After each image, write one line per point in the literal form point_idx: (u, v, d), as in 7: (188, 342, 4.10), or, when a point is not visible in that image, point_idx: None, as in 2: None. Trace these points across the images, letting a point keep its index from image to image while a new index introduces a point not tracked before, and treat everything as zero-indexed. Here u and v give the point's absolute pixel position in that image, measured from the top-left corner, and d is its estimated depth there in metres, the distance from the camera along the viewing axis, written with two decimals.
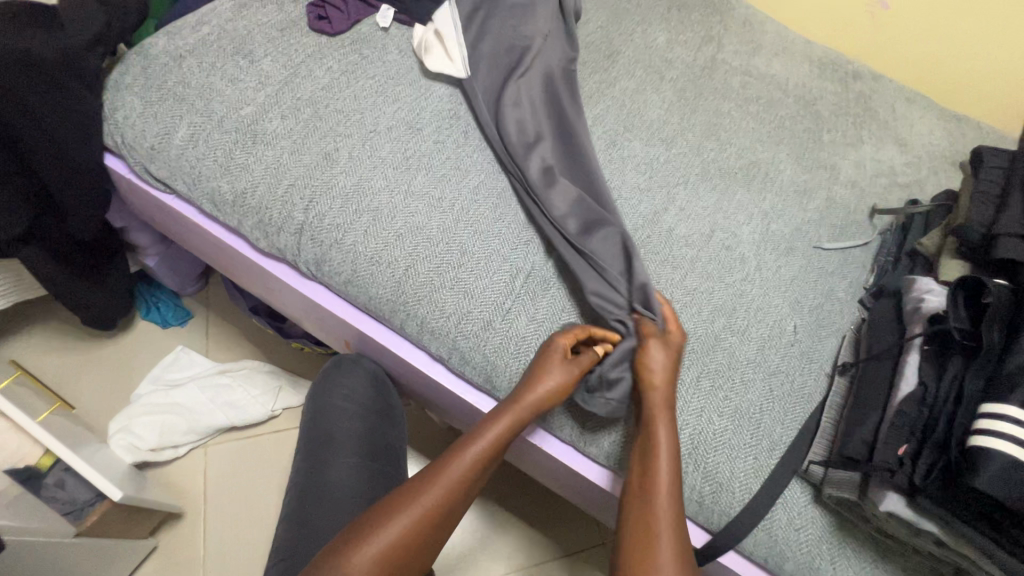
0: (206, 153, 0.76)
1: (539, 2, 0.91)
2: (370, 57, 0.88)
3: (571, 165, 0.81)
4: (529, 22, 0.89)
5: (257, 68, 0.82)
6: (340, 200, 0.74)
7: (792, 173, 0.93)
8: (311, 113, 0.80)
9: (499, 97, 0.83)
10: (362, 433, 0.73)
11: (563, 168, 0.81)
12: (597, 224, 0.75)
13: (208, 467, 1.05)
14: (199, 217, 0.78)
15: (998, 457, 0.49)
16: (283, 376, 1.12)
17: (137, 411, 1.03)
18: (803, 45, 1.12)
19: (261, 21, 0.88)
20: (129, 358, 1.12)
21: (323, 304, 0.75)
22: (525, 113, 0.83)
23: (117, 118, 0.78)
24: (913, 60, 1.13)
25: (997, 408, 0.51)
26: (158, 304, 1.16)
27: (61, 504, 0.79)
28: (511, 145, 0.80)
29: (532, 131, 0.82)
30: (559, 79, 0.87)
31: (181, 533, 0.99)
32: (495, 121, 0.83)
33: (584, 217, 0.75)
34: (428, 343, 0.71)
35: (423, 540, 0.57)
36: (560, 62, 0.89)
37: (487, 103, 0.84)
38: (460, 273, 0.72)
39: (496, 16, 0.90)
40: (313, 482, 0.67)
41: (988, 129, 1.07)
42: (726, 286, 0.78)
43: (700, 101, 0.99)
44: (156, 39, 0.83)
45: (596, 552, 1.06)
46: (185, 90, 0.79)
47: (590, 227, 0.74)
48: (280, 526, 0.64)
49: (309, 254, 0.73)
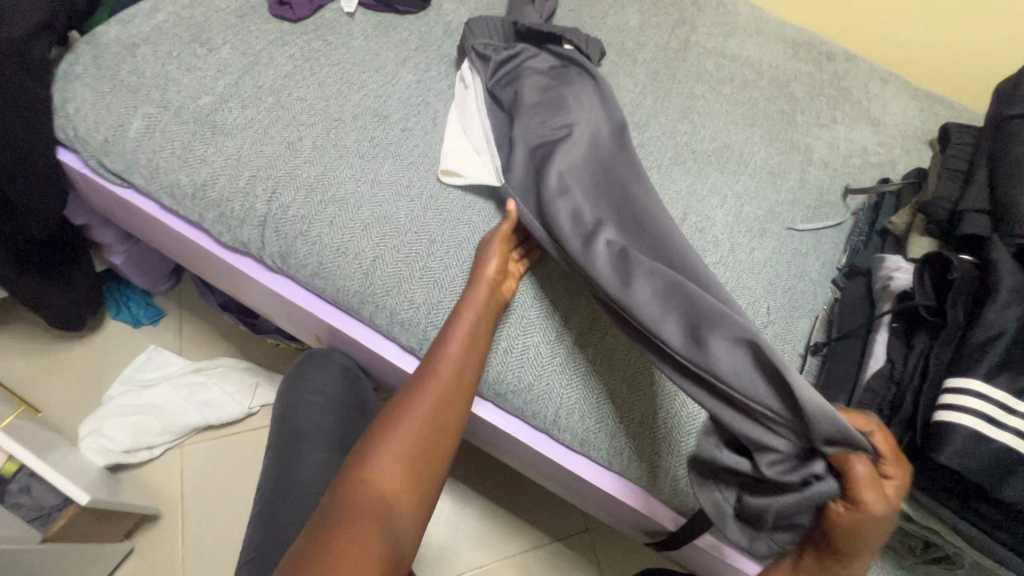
0: (164, 146, 0.73)
1: (566, 88, 0.80)
2: (334, 43, 0.85)
3: (643, 242, 0.65)
4: (564, 109, 0.77)
5: (216, 57, 0.80)
6: (304, 191, 0.72)
7: (766, 154, 0.93)
8: (273, 102, 0.78)
9: (540, 187, 0.70)
10: (333, 427, 0.72)
11: (640, 250, 0.64)
12: (703, 322, 0.55)
13: (184, 467, 1.03)
14: (159, 212, 0.76)
15: (960, 431, 0.49)
16: (259, 373, 1.10)
17: (109, 413, 1.01)
18: (777, 26, 1.11)
19: (219, 7, 0.85)
20: (99, 359, 1.10)
21: (289, 298, 0.74)
22: (577, 197, 0.68)
23: (68, 110, 0.75)
24: (886, 39, 1.13)
25: (959, 383, 0.51)
26: (128, 303, 1.13)
27: (27, 511, 0.79)
28: (566, 241, 0.65)
29: (590, 219, 0.67)
30: (610, 155, 0.74)
31: (157, 535, 0.98)
32: (542, 217, 0.68)
33: (689, 321, 0.56)
34: (398, 334, 0.70)
35: (434, 432, 0.57)
36: (609, 134, 0.77)
37: (533, 204, 0.70)
38: (429, 263, 0.70)
39: (525, 113, 0.77)
40: (283, 477, 0.67)
41: (960, 107, 1.07)
42: None
43: (674, 84, 0.98)
44: (109, 27, 0.80)
45: (578, 538, 1.06)
46: (140, 80, 0.76)
47: (702, 334, 0.55)
48: (251, 523, 0.64)
49: (274, 247, 0.71)
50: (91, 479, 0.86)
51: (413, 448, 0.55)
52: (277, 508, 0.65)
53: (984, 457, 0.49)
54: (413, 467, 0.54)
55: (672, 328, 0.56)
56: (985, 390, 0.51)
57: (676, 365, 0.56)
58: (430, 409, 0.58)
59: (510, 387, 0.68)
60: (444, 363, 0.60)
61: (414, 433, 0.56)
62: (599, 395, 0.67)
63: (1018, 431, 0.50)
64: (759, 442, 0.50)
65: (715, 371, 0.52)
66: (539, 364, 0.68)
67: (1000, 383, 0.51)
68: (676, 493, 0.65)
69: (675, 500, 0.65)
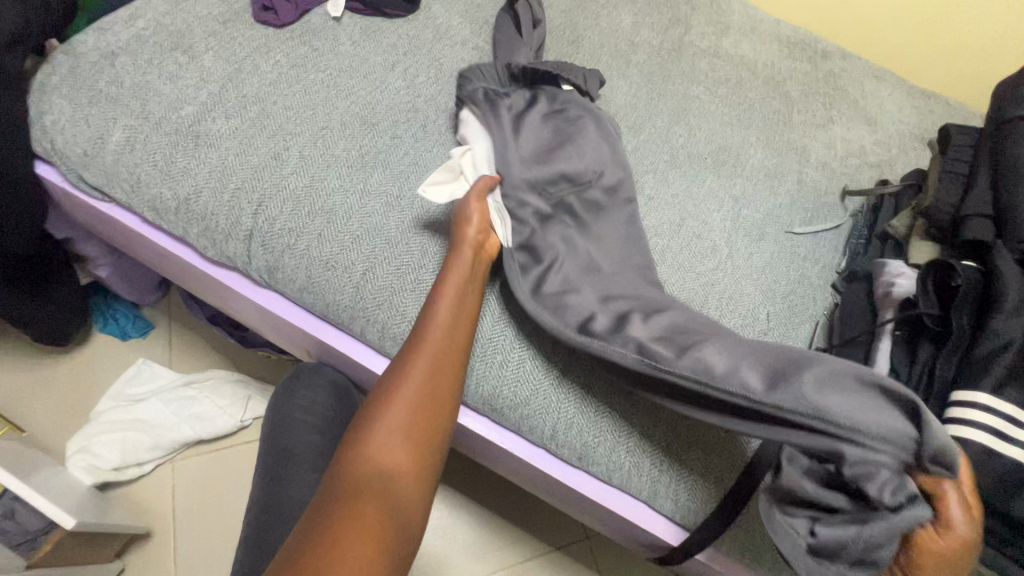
0: (145, 158, 0.71)
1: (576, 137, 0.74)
2: (320, 49, 0.83)
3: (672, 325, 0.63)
4: (569, 160, 0.72)
5: (199, 65, 0.77)
6: (290, 203, 0.70)
7: (762, 156, 0.91)
8: (258, 110, 0.76)
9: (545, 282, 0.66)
10: (324, 445, 0.70)
11: (677, 329, 0.62)
12: (784, 368, 0.54)
13: (175, 483, 1.01)
14: (142, 226, 0.74)
15: (968, 447, 0.48)
16: (251, 385, 1.08)
17: (97, 430, 0.99)
18: (772, 24, 1.10)
19: (201, 13, 0.82)
20: (86, 374, 1.07)
21: (278, 313, 0.72)
22: (586, 296, 0.65)
23: (45, 123, 0.72)
24: (880, 36, 1.12)
25: (966, 396, 0.50)
26: (115, 315, 1.11)
27: (12, 536, 0.76)
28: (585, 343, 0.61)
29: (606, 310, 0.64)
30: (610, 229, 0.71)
31: (148, 553, 0.96)
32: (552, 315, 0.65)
33: (765, 369, 0.54)
34: (391, 349, 0.68)
35: (431, 398, 0.56)
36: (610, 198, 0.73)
37: (563, 277, 0.66)
38: (421, 275, 0.69)
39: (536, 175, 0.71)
40: (274, 499, 0.65)
41: (957, 104, 1.06)
42: (698, 276, 0.76)
43: (668, 85, 0.96)
44: (86, 36, 0.77)
45: (577, 546, 1.05)
46: (119, 90, 0.74)
47: (778, 378, 0.53)
48: (240, 546, 0.63)
49: (261, 261, 0.69)
50: (79, 500, 0.83)
51: (409, 416, 0.55)
52: (267, 531, 0.63)
53: (993, 473, 0.48)
54: (410, 436, 0.54)
55: (750, 376, 0.54)
56: (993, 404, 0.49)
57: (758, 416, 0.52)
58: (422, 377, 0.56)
59: (506, 402, 0.66)
60: (432, 333, 0.58)
61: (407, 403, 0.55)
62: (597, 410, 0.65)
63: None
64: (871, 481, 0.47)
65: (805, 400, 0.50)
66: (536, 379, 0.66)
67: (1009, 395, 0.50)
68: (677, 508, 0.63)
69: (677, 515, 0.64)
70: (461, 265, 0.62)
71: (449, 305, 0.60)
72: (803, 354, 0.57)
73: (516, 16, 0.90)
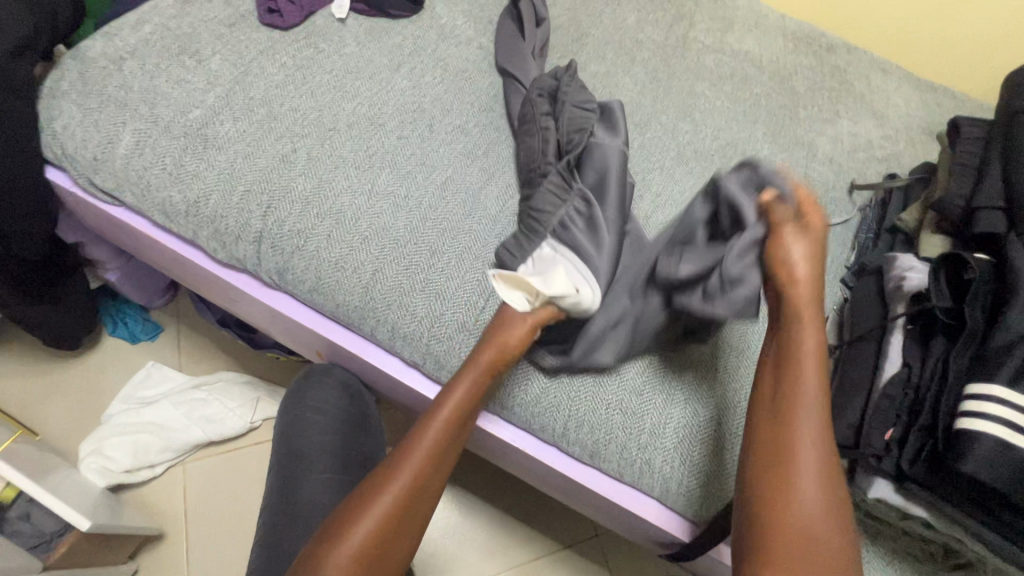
0: (154, 161, 0.71)
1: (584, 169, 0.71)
2: (326, 51, 0.83)
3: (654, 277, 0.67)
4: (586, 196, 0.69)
5: (206, 68, 0.78)
6: (299, 205, 0.70)
7: (769, 152, 0.91)
8: (265, 113, 0.76)
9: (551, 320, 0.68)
10: (335, 445, 0.70)
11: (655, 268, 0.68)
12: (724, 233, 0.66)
13: (187, 484, 1.02)
14: (152, 229, 0.74)
15: (984, 440, 0.48)
16: (260, 387, 1.08)
17: (108, 432, 1.00)
18: (776, 19, 1.09)
19: (207, 17, 0.83)
20: (97, 377, 1.08)
21: (288, 314, 0.72)
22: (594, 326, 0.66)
23: (55, 128, 0.73)
24: (886, 29, 1.11)
25: (981, 389, 0.50)
26: (124, 319, 1.12)
27: (27, 538, 0.77)
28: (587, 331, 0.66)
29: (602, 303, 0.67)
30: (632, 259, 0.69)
31: (161, 554, 0.96)
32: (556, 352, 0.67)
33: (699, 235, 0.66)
34: (401, 349, 0.68)
35: (410, 508, 0.58)
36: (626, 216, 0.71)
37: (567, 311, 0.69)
38: (430, 274, 0.69)
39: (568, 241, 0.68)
40: (286, 499, 0.65)
41: (964, 97, 1.05)
42: None
43: (673, 81, 0.96)
44: (94, 41, 0.78)
45: (587, 544, 1.05)
46: (127, 94, 0.74)
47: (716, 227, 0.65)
48: (254, 547, 0.63)
49: (271, 263, 0.70)
50: (93, 502, 0.84)
51: (387, 524, 0.57)
52: (280, 531, 0.63)
53: (1009, 466, 0.48)
54: (383, 545, 0.56)
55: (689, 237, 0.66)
56: (1009, 396, 0.49)
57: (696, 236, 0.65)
58: (409, 485, 0.58)
59: (516, 400, 0.66)
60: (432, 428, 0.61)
61: (387, 511, 0.57)
62: (608, 408, 0.65)
63: None
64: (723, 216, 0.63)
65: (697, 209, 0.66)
66: (545, 379, 0.67)
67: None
68: (688, 503, 0.63)
69: (688, 509, 0.64)
70: (477, 384, 0.62)
71: (451, 419, 0.61)
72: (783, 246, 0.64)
73: (520, 16, 0.90)
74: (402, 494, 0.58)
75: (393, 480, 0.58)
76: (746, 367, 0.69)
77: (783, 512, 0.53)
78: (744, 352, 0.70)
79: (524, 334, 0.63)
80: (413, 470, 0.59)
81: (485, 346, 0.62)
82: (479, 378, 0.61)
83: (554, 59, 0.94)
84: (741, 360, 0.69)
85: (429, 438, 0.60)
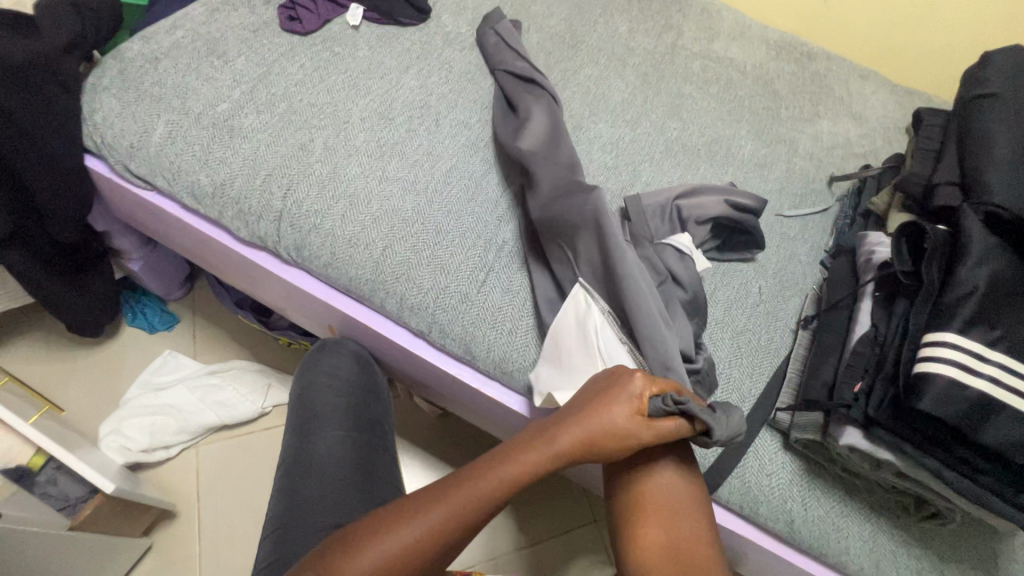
0: (185, 149, 0.78)
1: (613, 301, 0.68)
2: (341, 54, 0.91)
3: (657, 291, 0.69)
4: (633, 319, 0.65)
5: (232, 67, 0.85)
6: (316, 187, 0.77)
7: (752, 147, 0.98)
8: (286, 107, 0.83)
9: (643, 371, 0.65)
10: (347, 408, 0.75)
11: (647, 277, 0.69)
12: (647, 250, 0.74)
13: (200, 464, 1.06)
14: (181, 211, 0.81)
15: (939, 379, 0.53)
16: (272, 375, 1.14)
17: (127, 415, 1.04)
18: (759, 29, 1.17)
19: (233, 23, 0.91)
20: (116, 364, 1.13)
21: (304, 290, 0.78)
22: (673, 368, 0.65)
23: (96, 119, 0.80)
24: (863, 40, 1.19)
25: (936, 336, 0.55)
26: (143, 309, 1.17)
27: (54, 501, 0.81)
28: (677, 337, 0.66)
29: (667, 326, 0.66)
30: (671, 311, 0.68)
31: (175, 531, 1.00)
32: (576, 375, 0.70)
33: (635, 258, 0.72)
34: (408, 319, 0.73)
35: (433, 548, 0.53)
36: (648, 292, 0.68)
37: None
38: (436, 251, 0.74)
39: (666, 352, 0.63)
40: (301, 456, 0.69)
41: (936, 99, 1.13)
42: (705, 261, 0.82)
43: (662, 84, 1.03)
44: (132, 44, 0.86)
45: (587, 530, 1.08)
46: (161, 90, 0.82)
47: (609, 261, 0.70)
48: (273, 499, 0.67)
49: (290, 239, 0.75)
50: (113, 473, 0.89)
51: (410, 553, 0.52)
52: (296, 480, 0.67)
53: (963, 402, 0.52)
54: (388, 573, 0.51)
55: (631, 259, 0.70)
56: (959, 341, 0.54)
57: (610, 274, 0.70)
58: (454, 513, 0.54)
59: (518, 368, 0.71)
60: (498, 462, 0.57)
61: (413, 542, 0.53)
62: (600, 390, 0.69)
63: (993, 377, 0.53)
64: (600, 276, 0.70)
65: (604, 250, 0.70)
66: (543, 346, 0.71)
67: (975, 334, 0.55)
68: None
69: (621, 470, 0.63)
70: (561, 452, 0.56)
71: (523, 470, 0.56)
72: (690, 196, 0.81)
73: (501, 37, 0.96)
74: (444, 523, 0.53)
75: (437, 509, 0.54)
76: (726, 339, 0.75)
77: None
78: (727, 326, 0.76)
79: (628, 438, 0.55)
80: (454, 510, 0.54)
81: (580, 422, 0.56)
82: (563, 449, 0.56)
83: (552, 62, 1.01)
84: (721, 333, 0.75)
85: (487, 482, 0.55)
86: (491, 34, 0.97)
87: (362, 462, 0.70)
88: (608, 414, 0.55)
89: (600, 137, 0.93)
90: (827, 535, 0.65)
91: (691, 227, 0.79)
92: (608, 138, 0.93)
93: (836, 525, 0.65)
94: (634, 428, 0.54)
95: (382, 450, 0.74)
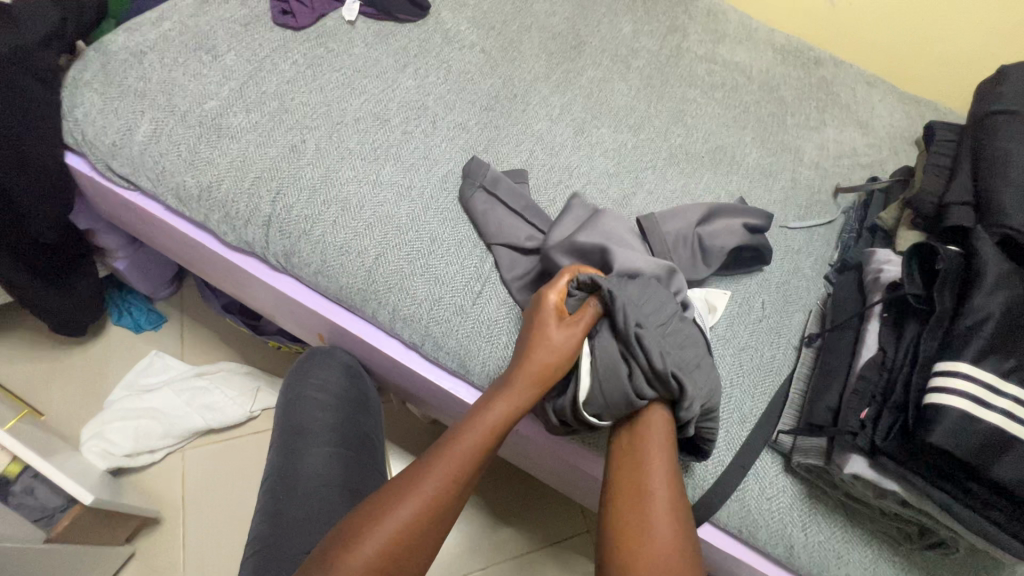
0: (170, 149, 0.75)
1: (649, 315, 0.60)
2: (335, 51, 0.88)
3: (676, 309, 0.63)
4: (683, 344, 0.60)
5: (222, 63, 0.82)
6: (307, 191, 0.74)
7: (757, 155, 0.95)
8: (277, 106, 0.80)
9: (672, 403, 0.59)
10: (335, 422, 0.73)
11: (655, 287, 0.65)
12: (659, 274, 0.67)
13: (185, 468, 1.04)
14: (165, 213, 0.78)
15: (949, 413, 0.51)
16: (261, 378, 1.11)
17: (109, 418, 1.01)
18: (766, 33, 1.14)
19: (223, 16, 0.87)
20: (100, 364, 1.10)
21: (291, 295, 0.75)
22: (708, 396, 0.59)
23: (77, 115, 0.77)
24: (871, 46, 1.17)
25: (949, 366, 0.53)
26: (130, 309, 1.14)
27: (31, 511, 0.80)
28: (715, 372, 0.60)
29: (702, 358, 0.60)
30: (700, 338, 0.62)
31: (159, 537, 0.97)
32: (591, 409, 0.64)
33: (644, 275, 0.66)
34: (401, 330, 0.71)
35: (434, 520, 0.53)
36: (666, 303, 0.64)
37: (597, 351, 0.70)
38: (430, 260, 0.72)
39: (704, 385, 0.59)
40: (285, 472, 0.67)
41: (944, 109, 1.10)
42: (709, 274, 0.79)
43: (666, 88, 1.00)
44: (116, 36, 0.82)
45: (580, 539, 1.06)
46: (147, 86, 0.78)
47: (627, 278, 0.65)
48: (257, 515, 0.64)
49: (278, 246, 0.73)
50: (95, 480, 0.86)
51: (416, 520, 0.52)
52: (281, 498, 0.64)
53: (972, 436, 0.51)
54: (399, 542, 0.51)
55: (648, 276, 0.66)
56: (973, 371, 0.52)
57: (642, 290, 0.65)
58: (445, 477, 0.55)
59: None
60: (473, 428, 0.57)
61: (408, 522, 0.52)
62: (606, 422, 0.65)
63: (1006, 411, 0.52)
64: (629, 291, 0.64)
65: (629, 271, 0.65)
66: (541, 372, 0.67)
67: (988, 365, 0.53)
68: None
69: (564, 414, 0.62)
70: (527, 397, 0.59)
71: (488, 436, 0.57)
72: (709, 212, 0.77)
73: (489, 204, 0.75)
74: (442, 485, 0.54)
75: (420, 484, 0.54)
76: (727, 355, 0.73)
77: (636, 543, 0.53)
78: (730, 340, 0.74)
79: (568, 351, 0.60)
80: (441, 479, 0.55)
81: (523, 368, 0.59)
82: (525, 398, 0.58)
83: (554, 63, 0.98)
84: (723, 349, 0.73)
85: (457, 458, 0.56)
86: (480, 194, 0.76)
87: (350, 479, 0.68)
88: (541, 344, 0.60)
89: (602, 142, 0.90)
90: (827, 561, 0.63)
91: (710, 250, 0.75)
92: (610, 143, 0.90)
93: (836, 552, 0.63)
94: (567, 337, 0.60)
95: (371, 466, 0.72)
